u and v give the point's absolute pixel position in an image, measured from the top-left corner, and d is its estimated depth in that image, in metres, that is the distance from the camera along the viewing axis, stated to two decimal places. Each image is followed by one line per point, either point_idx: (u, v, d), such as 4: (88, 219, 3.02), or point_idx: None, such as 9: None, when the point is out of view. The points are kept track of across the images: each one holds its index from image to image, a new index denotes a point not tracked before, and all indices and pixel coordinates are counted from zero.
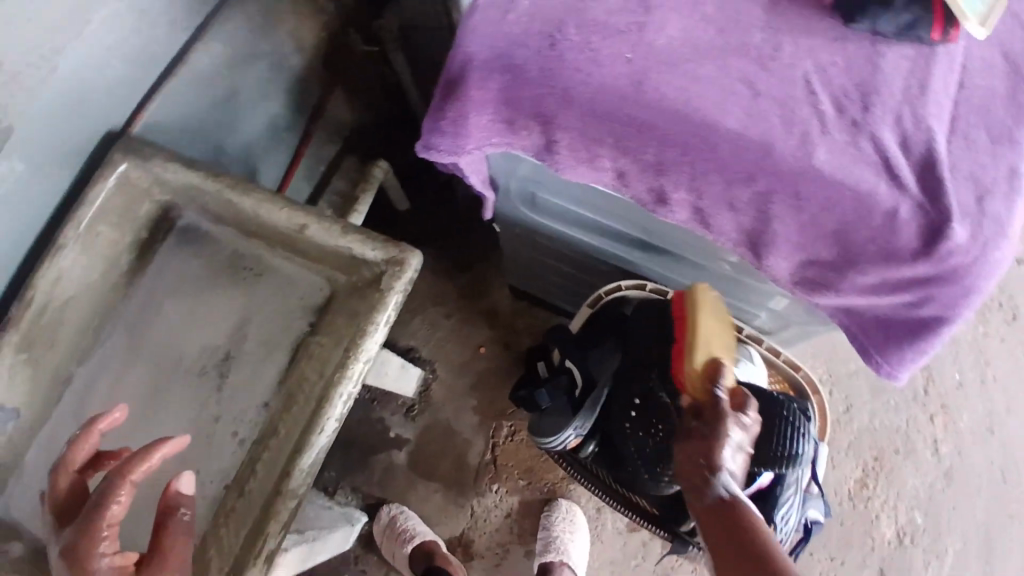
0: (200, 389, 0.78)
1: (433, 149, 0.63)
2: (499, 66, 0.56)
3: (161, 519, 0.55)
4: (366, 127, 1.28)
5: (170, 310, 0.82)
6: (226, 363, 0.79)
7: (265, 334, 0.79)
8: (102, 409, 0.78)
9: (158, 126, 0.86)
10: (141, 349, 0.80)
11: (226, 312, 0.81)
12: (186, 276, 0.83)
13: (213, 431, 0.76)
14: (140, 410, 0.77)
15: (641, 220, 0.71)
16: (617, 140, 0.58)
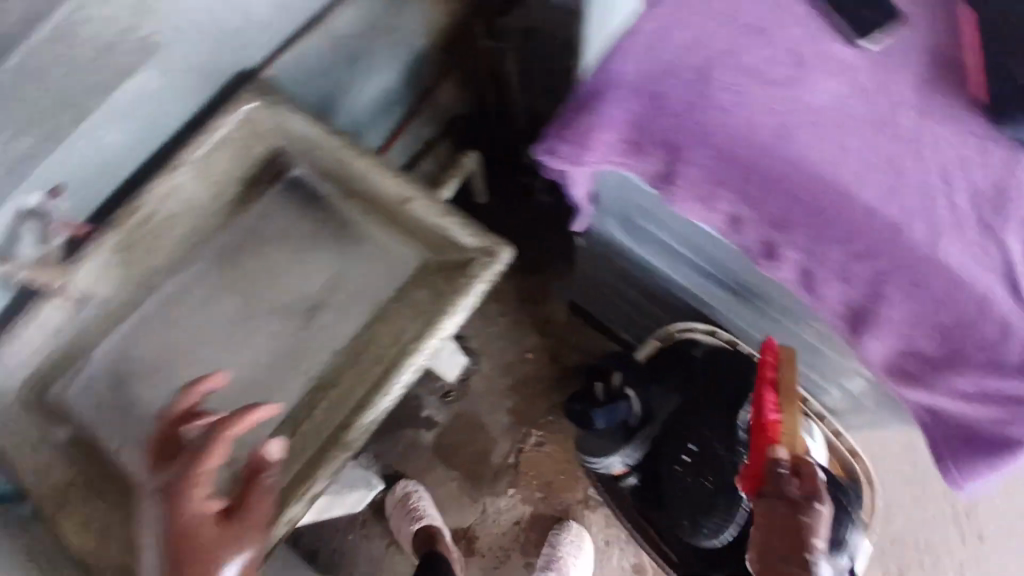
0: (284, 326, 0.83)
1: (553, 155, 0.64)
2: (643, 89, 0.58)
3: (248, 475, 0.62)
4: (466, 117, 1.30)
5: (270, 247, 0.87)
6: (315, 309, 0.83)
7: (355, 290, 0.84)
8: (189, 321, 0.84)
9: (289, 74, 0.89)
10: (240, 276, 0.86)
11: (324, 262, 0.86)
12: (291, 220, 0.88)
13: (289, 367, 0.81)
14: (229, 333, 0.83)
15: (737, 268, 0.71)
16: (741, 186, 0.58)
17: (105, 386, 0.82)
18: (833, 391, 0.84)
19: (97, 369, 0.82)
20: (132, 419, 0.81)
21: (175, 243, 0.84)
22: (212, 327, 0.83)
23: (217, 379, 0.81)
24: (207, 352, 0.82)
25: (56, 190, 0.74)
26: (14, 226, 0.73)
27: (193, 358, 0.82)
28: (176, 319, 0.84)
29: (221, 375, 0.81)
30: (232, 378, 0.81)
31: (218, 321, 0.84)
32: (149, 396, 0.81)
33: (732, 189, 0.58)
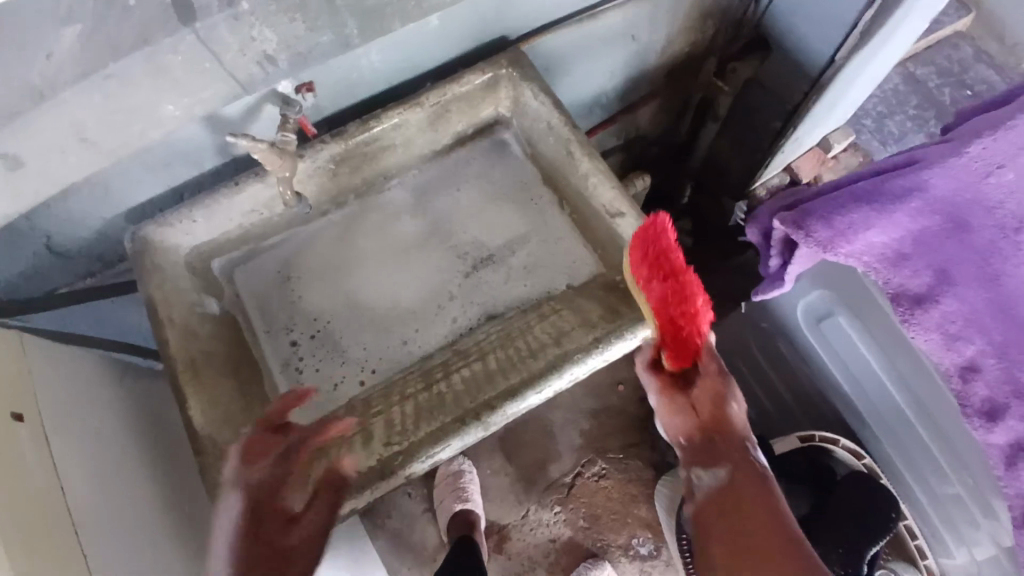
0: (450, 267, 0.86)
1: (813, 234, 0.77)
2: (940, 212, 0.74)
3: (321, 486, 0.65)
4: (645, 141, 1.31)
5: (464, 196, 0.90)
6: (485, 262, 0.86)
7: (529, 258, 0.86)
8: (370, 233, 0.88)
9: (537, 51, 0.91)
10: (427, 213, 0.89)
11: (507, 224, 0.88)
12: (488, 179, 0.91)
13: (441, 311, 0.84)
14: (401, 258, 0.87)
15: (923, 394, 0.82)
16: (976, 322, 0.71)
17: (277, 278, 0.85)
18: (958, 558, 0.86)
19: (273, 255, 0.86)
20: (287, 314, 0.83)
21: (381, 168, 0.88)
22: (385, 250, 0.87)
23: (376, 300, 0.84)
24: (375, 269, 0.86)
25: (304, 86, 0.74)
26: (257, 102, 0.73)
27: (361, 272, 0.86)
28: (358, 230, 0.88)
29: (381, 294, 0.85)
30: (392, 302, 0.84)
31: (394, 246, 0.87)
32: (309, 296, 0.84)
33: (966, 321, 0.71)
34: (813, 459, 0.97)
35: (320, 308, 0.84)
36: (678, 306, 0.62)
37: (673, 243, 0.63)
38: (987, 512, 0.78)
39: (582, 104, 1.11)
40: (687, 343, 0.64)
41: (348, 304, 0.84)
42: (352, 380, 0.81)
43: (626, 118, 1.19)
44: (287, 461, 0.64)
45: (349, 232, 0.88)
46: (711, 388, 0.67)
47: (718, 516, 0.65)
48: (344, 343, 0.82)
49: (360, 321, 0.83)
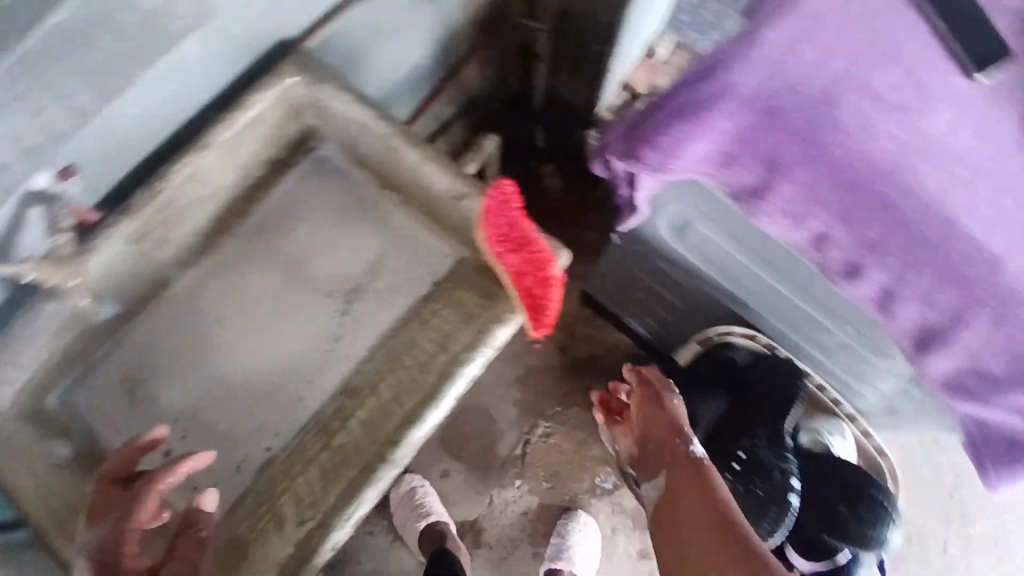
0: (320, 311, 0.78)
1: (640, 160, 0.61)
2: (757, 103, 0.56)
3: (180, 533, 0.61)
4: (482, 101, 1.25)
5: (304, 230, 0.82)
6: (353, 295, 0.79)
7: (396, 278, 0.80)
8: (213, 309, 0.78)
9: (325, 48, 0.81)
10: (274, 258, 0.80)
11: (363, 246, 0.81)
12: (321, 208, 0.82)
13: (327, 361, 0.77)
14: (259, 322, 0.78)
15: (780, 262, 0.71)
16: (843, 210, 0.56)
17: (132, 379, 0.75)
18: (868, 398, 0.83)
19: (118, 361, 0.75)
20: (150, 423, 0.74)
21: (195, 224, 0.79)
22: (240, 316, 0.78)
23: (249, 372, 0.76)
24: (236, 342, 0.77)
25: (68, 172, 0.65)
26: (17, 210, 0.62)
27: (222, 349, 0.76)
28: (199, 310, 0.78)
29: (253, 363, 0.76)
30: (264, 372, 0.76)
31: (247, 309, 0.78)
32: (171, 396, 0.75)
33: (822, 207, 0.57)
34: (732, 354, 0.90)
35: (187, 407, 0.74)
36: (532, 275, 0.66)
37: (519, 212, 0.67)
38: (883, 355, 0.73)
39: (401, 86, 1.02)
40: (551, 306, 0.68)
41: (221, 393, 0.75)
42: (254, 455, 0.74)
43: (454, 85, 1.13)
44: (126, 510, 0.59)
45: (193, 310, 0.78)
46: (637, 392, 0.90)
47: (668, 521, 0.76)
48: (225, 432, 0.74)
49: (246, 395, 0.75)
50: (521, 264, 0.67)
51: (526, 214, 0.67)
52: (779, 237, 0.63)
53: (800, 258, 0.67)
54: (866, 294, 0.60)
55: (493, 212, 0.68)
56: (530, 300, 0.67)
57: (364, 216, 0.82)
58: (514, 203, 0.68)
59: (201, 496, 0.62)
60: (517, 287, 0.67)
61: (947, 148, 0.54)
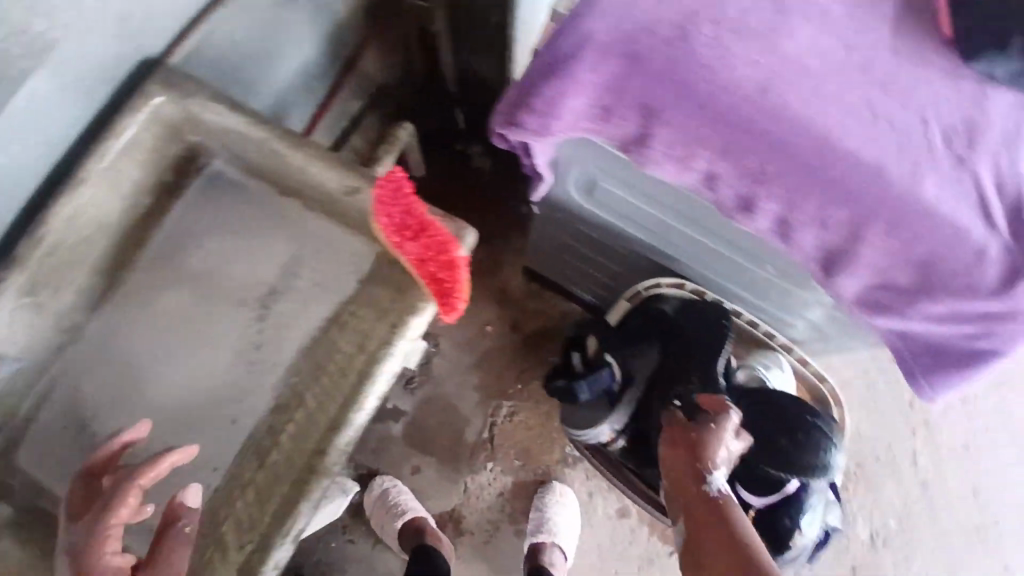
0: (240, 322, 0.77)
1: (517, 126, 0.59)
2: (616, 50, 0.54)
3: (163, 530, 0.59)
4: (393, 87, 1.17)
5: (210, 243, 0.79)
6: (271, 299, 0.77)
7: (311, 277, 0.77)
8: (134, 339, 0.76)
9: (195, 60, 0.78)
10: (184, 277, 0.78)
11: (275, 250, 0.78)
12: (224, 217, 0.79)
13: (255, 372, 0.75)
14: (183, 345, 0.76)
15: (685, 207, 0.70)
16: (722, 145, 0.55)
17: (65, 429, 0.73)
18: (798, 325, 0.83)
19: (50, 416, 0.74)
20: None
21: (94, 263, 0.75)
22: (163, 343, 0.76)
23: (179, 397, 0.74)
24: (163, 369, 0.75)
25: None
26: None
27: (151, 379, 0.74)
28: (118, 344, 0.76)
29: (183, 387, 0.74)
30: (196, 396, 0.74)
31: (168, 334, 0.76)
32: (109, 435, 0.73)
33: (702, 145, 0.56)
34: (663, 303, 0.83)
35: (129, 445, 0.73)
36: (434, 259, 0.65)
37: (412, 197, 0.65)
38: (808, 287, 0.73)
39: (298, 88, 0.97)
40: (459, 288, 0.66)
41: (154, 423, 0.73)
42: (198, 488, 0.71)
43: (354, 78, 1.06)
44: (104, 504, 0.57)
45: (116, 345, 0.76)
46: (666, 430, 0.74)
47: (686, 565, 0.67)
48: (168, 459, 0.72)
49: (182, 421, 0.73)
50: (422, 251, 0.65)
51: (419, 196, 0.65)
52: (672, 181, 0.62)
53: (697, 198, 0.66)
54: (764, 227, 0.60)
55: (384, 200, 0.65)
56: (436, 284, 0.65)
57: (269, 220, 0.79)
58: (407, 189, 0.66)
59: (181, 491, 0.60)
60: (422, 274, 0.66)
61: (806, 66, 0.52)
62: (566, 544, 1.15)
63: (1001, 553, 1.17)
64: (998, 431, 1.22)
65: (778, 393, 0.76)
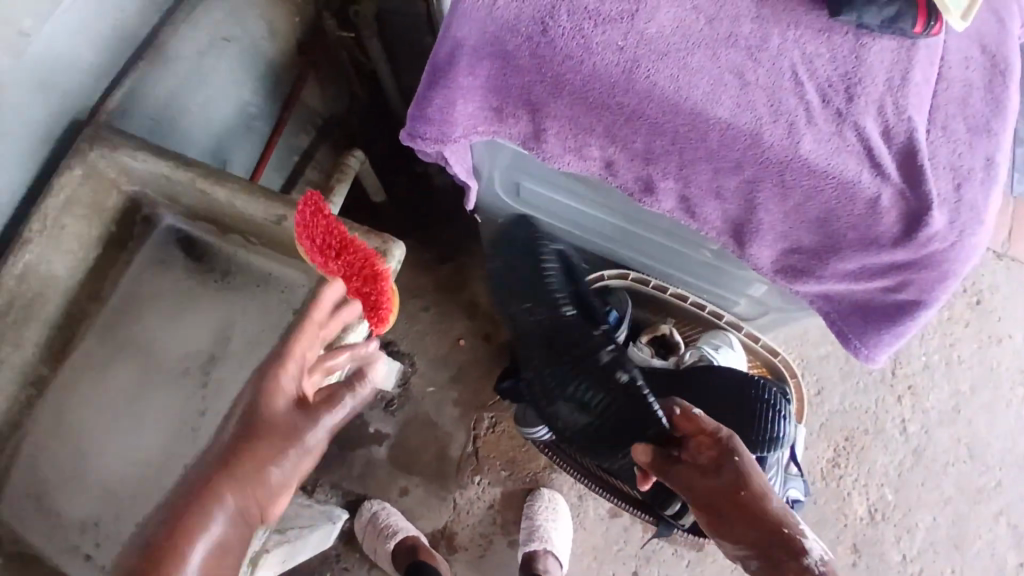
0: (183, 388, 0.79)
1: (417, 138, 0.61)
2: (488, 52, 0.55)
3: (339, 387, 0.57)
4: (341, 116, 1.19)
5: (150, 314, 0.82)
6: (210, 364, 0.79)
7: (248, 336, 0.81)
8: (79, 414, 0.78)
9: (126, 113, 0.81)
10: (126, 351, 0.80)
11: (207, 317, 0.82)
12: (164, 286, 0.83)
13: (195, 436, 0.77)
14: (125, 416, 0.78)
15: (603, 199, 0.72)
16: (606, 129, 0.57)
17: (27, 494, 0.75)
18: (741, 302, 0.84)
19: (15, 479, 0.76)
20: (65, 538, 0.74)
21: (47, 318, 0.78)
22: (104, 417, 0.77)
23: (122, 469, 0.75)
24: (108, 443, 0.76)
25: None
26: None
27: (96, 452, 0.76)
28: (65, 420, 0.78)
29: (130, 456, 0.76)
30: (141, 464, 0.76)
31: (109, 407, 0.78)
32: (62, 510, 0.74)
33: (592, 133, 0.58)
34: (526, 293, 0.87)
35: (86, 516, 0.74)
36: (357, 274, 0.64)
37: (330, 218, 0.66)
38: (735, 264, 0.73)
39: (236, 129, 1.00)
40: (384, 299, 0.65)
41: (103, 497, 0.75)
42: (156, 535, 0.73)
43: (298, 114, 1.09)
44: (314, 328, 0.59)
45: (58, 426, 0.77)
46: (692, 472, 0.60)
47: None
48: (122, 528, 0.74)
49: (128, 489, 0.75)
50: (345, 267, 0.65)
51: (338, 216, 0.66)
52: (577, 172, 0.63)
53: (606, 186, 0.68)
54: (670, 206, 0.61)
55: (302, 223, 0.65)
56: (361, 300, 0.65)
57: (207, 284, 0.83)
58: (327, 210, 0.67)
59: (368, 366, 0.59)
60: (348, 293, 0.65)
61: (670, 44, 0.53)
62: (560, 550, 1.13)
63: (1005, 512, 1.14)
64: (985, 388, 1.19)
65: (731, 371, 0.76)
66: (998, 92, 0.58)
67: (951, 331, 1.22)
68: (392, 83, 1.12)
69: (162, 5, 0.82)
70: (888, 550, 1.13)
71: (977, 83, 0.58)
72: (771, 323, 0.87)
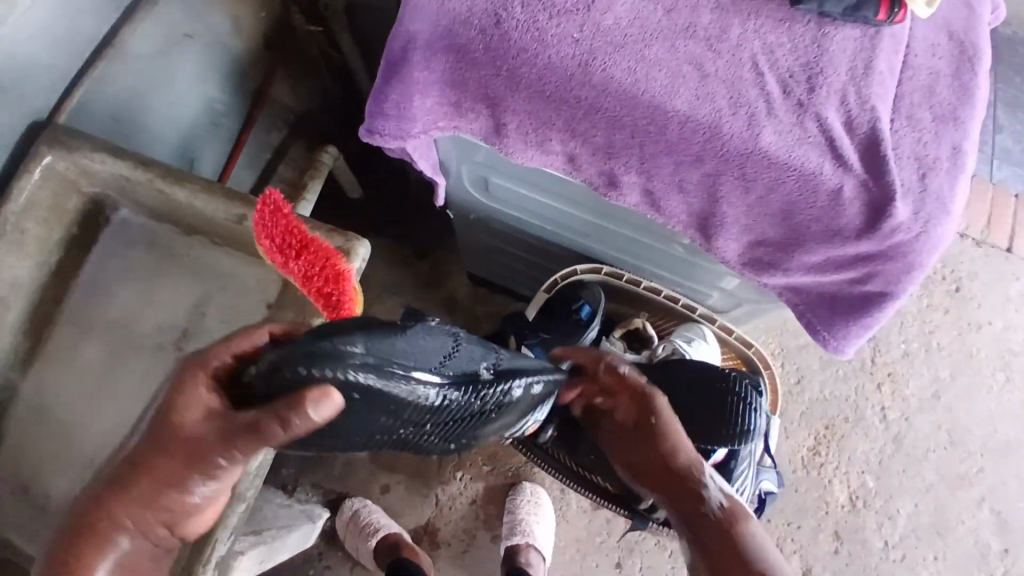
0: (159, 364, 0.77)
1: (376, 133, 0.60)
2: (443, 47, 0.54)
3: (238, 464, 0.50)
4: (314, 112, 1.17)
5: (122, 293, 0.79)
6: (183, 341, 0.77)
7: (222, 312, 0.77)
8: (58, 397, 0.77)
9: (84, 113, 0.79)
10: (100, 330, 0.78)
11: (180, 294, 0.79)
12: (133, 265, 0.80)
13: None
14: (101, 394, 0.76)
15: (570, 192, 0.71)
16: (567, 124, 0.56)
17: (9, 493, 0.74)
18: (714, 295, 0.84)
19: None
20: (49, 519, 0.73)
21: (11, 324, 0.76)
22: (81, 394, 0.77)
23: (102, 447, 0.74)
24: (89, 422, 0.75)
25: None
26: None
27: (76, 430, 0.75)
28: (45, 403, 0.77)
29: (110, 435, 0.75)
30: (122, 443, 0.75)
31: (84, 386, 0.77)
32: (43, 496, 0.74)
33: (552, 128, 0.57)
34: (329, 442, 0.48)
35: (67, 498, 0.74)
36: (317, 273, 0.63)
37: (289, 217, 0.64)
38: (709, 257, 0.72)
39: (204, 127, 0.98)
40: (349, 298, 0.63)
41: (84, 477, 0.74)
42: None
43: (268, 110, 1.07)
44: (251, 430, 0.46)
45: (36, 407, 0.77)
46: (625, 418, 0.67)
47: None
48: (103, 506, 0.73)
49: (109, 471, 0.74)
50: (305, 267, 0.63)
51: (297, 215, 0.64)
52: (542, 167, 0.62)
53: (575, 181, 0.67)
54: (635, 200, 0.60)
55: (261, 222, 0.64)
56: (324, 300, 0.63)
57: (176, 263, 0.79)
58: (287, 210, 0.66)
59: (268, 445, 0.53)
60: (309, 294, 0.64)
61: (628, 35, 0.52)
62: (542, 544, 1.13)
63: (982, 496, 1.15)
64: (963, 374, 1.20)
65: (702, 365, 0.76)
66: (964, 80, 0.57)
67: (930, 318, 1.22)
68: (365, 76, 1.10)
69: (121, 2, 0.80)
70: (868, 537, 1.14)
71: (943, 71, 0.58)
72: (744, 314, 0.87)
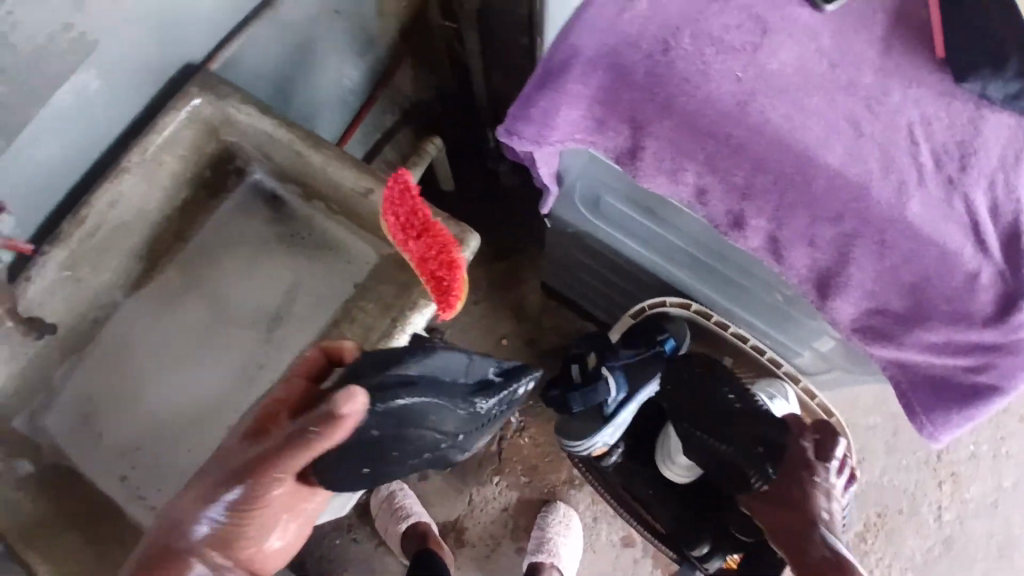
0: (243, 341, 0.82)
1: (514, 135, 0.61)
2: (604, 63, 0.56)
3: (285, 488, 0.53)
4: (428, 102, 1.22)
5: (226, 263, 0.86)
6: (273, 323, 0.83)
7: (311, 299, 0.84)
8: (142, 344, 0.82)
9: (235, 67, 0.85)
10: (197, 293, 0.84)
11: (280, 272, 0.85)
12: (245, 237, 0.87)
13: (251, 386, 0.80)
14: (185, 355, 0.82)
15: (684, 225, 0.71)
16: (708, 157, 0.56)
17: (74, 421, 0.79)
18: (804, 354, 0.82)
19: (68, 406, 0.79)
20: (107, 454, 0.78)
21: (133, 246, 0.82)
22: (165, 351, 0.82)
23: (173, 405, 0.80)
24: (164, 381, 0.80)
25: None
26: None
27: (150, 390, 0.80)
28: (127, 347, 0.82)
29: (182, 395, 0.80)
30: (188, 406, 0.80)
31: (169, 344, 0.82)
32: (109, 432, 0.79)
33: (689, 159, 0.57)
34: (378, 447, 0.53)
35: (127, 441, 0.79)
36: (434, 258, 0.66)
37: (416, 200, 0.66)
38: (809, 315, 0.71)
39: (330, 98, 1.04)
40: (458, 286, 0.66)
41: (149, 426, 0.79)
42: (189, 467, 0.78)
43: (387, 91, 1.12)
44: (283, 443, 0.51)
45: (120, 344, 0.82)
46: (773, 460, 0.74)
47: None
48: (163, 460, 0.78)
49: (171, 423, 0.79)
50: (423, 249, 0.66)
51: (424, 199, 0.66)
52: (666, 195, 0.63)
53: (694, 216, 0.68)
54: (756, 244, 0.60)
55: (390, 200, 0.67)
56: (435, 283, 0.66)
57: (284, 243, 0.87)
58: (414, 189, 0.67)
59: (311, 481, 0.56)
60: (422, 272, 0.68)
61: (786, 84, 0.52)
62: (565, 566, 1.13)
63: None
64: None
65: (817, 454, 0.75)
66: None
67: (1003, 424, 1.15)
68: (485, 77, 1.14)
69: None
70: None
71: None
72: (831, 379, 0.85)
